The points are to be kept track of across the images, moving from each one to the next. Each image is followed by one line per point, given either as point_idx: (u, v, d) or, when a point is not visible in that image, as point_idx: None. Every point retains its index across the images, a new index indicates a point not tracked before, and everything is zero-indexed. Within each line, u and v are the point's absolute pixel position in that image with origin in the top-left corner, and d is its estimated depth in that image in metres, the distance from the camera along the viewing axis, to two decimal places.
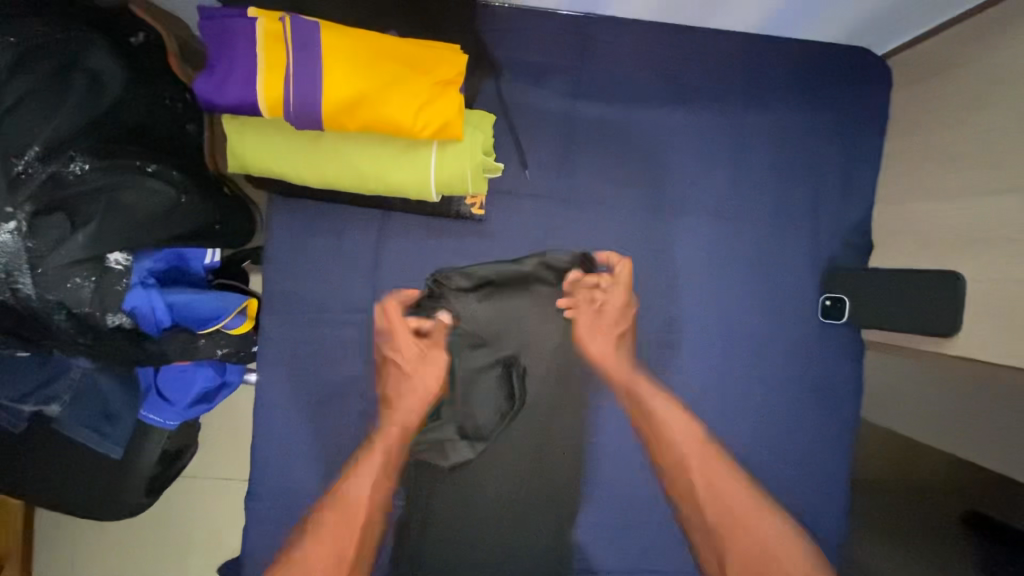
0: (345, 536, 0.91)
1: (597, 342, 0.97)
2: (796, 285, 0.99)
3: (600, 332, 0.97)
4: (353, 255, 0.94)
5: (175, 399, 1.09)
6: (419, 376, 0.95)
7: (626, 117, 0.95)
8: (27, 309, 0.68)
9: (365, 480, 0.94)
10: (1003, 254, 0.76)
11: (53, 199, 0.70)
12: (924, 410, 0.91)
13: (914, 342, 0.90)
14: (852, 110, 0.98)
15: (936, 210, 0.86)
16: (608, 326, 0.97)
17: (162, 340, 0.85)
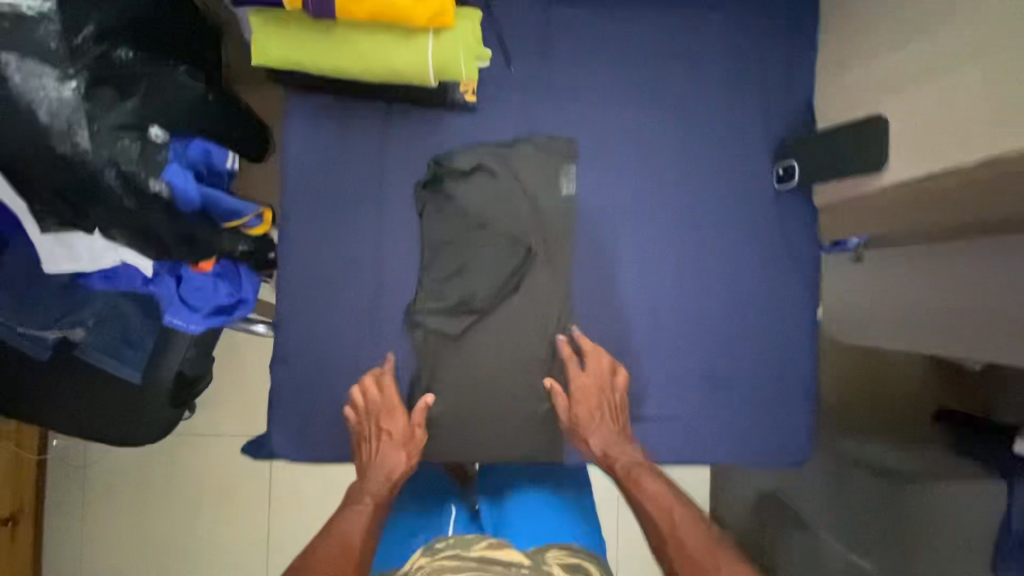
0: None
1: (592, 433, 0.99)
2: (759, 160, 1.06)
3: (587, 410, 1.00)
4: (356, 146, 1.00)
5: (197, 306, 1.19)
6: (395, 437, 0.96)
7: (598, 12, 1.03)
8: (83, 162, 0.78)
9: (352, 526, 0.85)
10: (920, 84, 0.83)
11: (103, 74, 0.82)
12: (895, 292, 1.12)
13: (863, 187, 0.96)
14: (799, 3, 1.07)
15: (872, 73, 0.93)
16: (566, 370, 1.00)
17: (192, 220, 0.97)
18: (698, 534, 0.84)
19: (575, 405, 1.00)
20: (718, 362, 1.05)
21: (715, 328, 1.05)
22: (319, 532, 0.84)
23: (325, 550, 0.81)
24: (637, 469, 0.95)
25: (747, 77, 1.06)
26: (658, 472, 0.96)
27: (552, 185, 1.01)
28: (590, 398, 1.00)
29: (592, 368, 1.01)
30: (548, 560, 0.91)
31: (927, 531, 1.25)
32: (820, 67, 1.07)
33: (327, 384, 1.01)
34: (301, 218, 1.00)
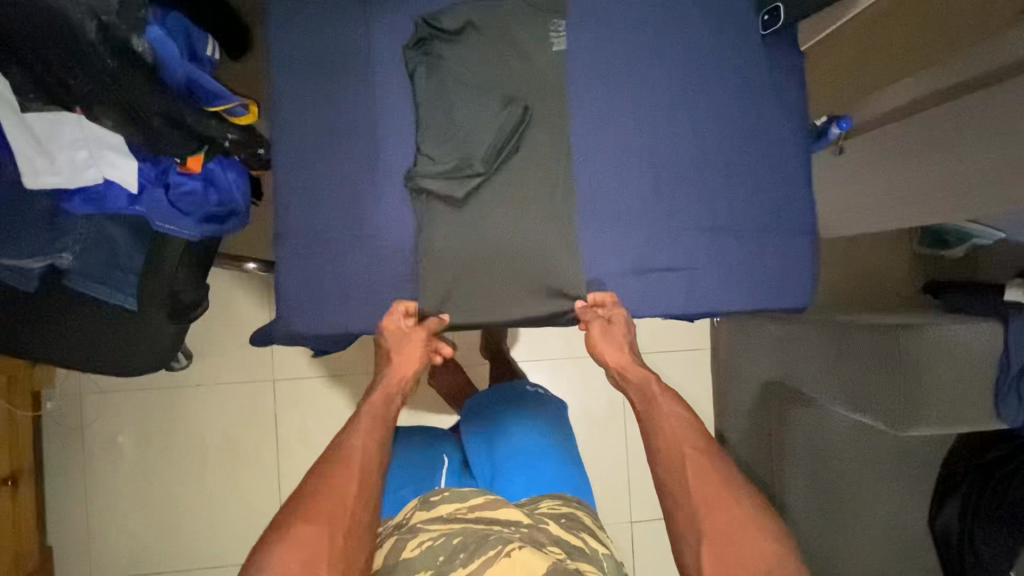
0: (344, 488, 0.80)
1: (609, 353, 1.04)
2: (746, 7, 1.07)
3: (612, 339, 1.03)
4: (338, 19, 0.99)
5: (189, 210, 1.15)
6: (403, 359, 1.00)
7: None
8: (58, 9, 0.73)
9: (360, 434, 0.88)
10: None
11: None
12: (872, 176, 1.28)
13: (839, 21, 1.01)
14: None
15: None
16: (613, 335, 1.03)
17: (176, 96, 0.95)
18: (710, 468, 0.84)
19: (605, 329, 1.03)
20: (717, 204, 1.06)
21: (713, 173, 1.06)
22: (335, 438, 0.88)
23: (338, 457, 0.84)
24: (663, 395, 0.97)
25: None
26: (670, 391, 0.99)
27: (539, 43, 1.00)
28: (617, 333, 1.03)
29: (619, 323, 1.03)
30: (541, 512, 1.04)
31: (927, 387, 1.23)
32: None
33: (330, 253, 1.00)
34: (292, 92, 0.99)
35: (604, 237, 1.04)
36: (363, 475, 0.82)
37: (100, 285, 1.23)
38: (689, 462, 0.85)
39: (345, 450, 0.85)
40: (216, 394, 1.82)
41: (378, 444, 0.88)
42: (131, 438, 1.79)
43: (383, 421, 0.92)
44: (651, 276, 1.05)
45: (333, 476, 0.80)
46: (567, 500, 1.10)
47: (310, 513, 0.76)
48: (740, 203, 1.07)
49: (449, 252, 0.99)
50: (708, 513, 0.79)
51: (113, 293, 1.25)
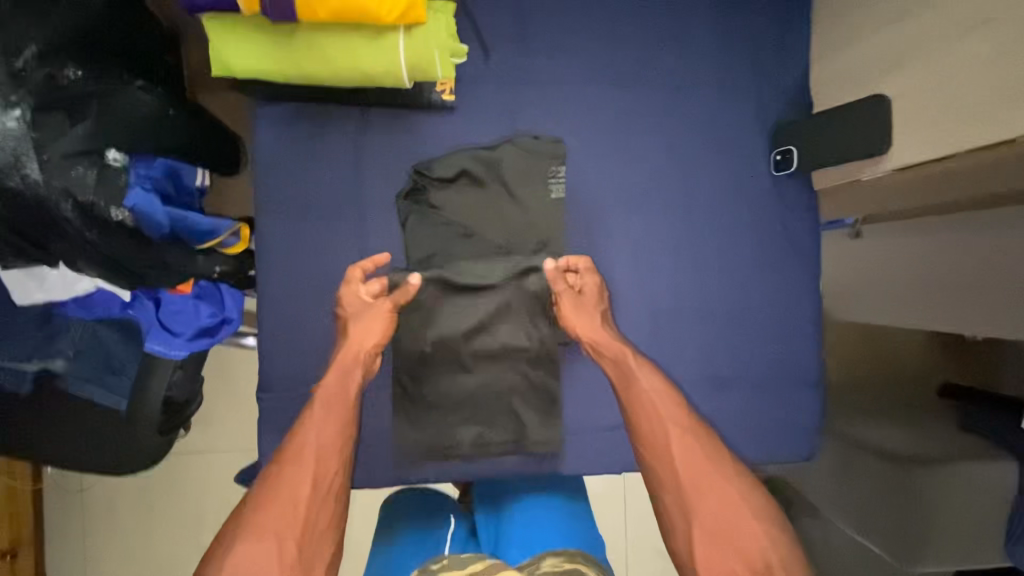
0: (294, 493, 0.71)
1: (586, 322, 0.92)
2: (756, 147, 1.02)
3: (584, 311, 0.92)
4: (331, 163, 0.96)
5: (179, 329, 1.14)
6: (362, 327, 0.88)
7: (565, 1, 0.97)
8: (34, 195, 0.72)
9: (314, 427, 0.79)
10: (926, 61, 0.79)
11: (49, 97, 0.75)
12: None
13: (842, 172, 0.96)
14: None
15: (875, 46, 0.87)
16: (586, 305, 0.92)
17: (161, 246, 0.92)
18: (698, 451, 0.77)
19: (577, 299, 0.93)
20: (717, 354, 1.01)
21: (715, 320, 1.02)
22: (288, 434, 0.80)
23: (289, 456, 0.76)
24: (641, 367, 0.87)
25: (740, 57, 1.00)
26: (647, 360, 0.89)
27: (537, 192, 0.97)
28: (590, 303, 0.92)
29: (591, 289, 0.94)
30: (539, 574, 0.78)
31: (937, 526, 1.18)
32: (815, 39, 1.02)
33: (311, 399, 0.97)
34: (280, 238, 0.96)
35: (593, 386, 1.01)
36: (317, 474, 0.74)
37: (92, 386, 1.25)
38: (675, 445, 0.78)
39: (297, 445, 0.77)
40: (214, 462, 1.83)
41: (331, 433, 0.79)
42: (128, 504, 1.81)
43: (344, 406, 0.82)
44: None
45: (284, 480, 0.72)
46: (573, 557, 0.82)
47: (258, 531, 0.67)
48: (742, 352, 1.02)
49: (435, 400, 0.97)
50: (695, 499, 0.73)
51: (107, 394, 1.26)
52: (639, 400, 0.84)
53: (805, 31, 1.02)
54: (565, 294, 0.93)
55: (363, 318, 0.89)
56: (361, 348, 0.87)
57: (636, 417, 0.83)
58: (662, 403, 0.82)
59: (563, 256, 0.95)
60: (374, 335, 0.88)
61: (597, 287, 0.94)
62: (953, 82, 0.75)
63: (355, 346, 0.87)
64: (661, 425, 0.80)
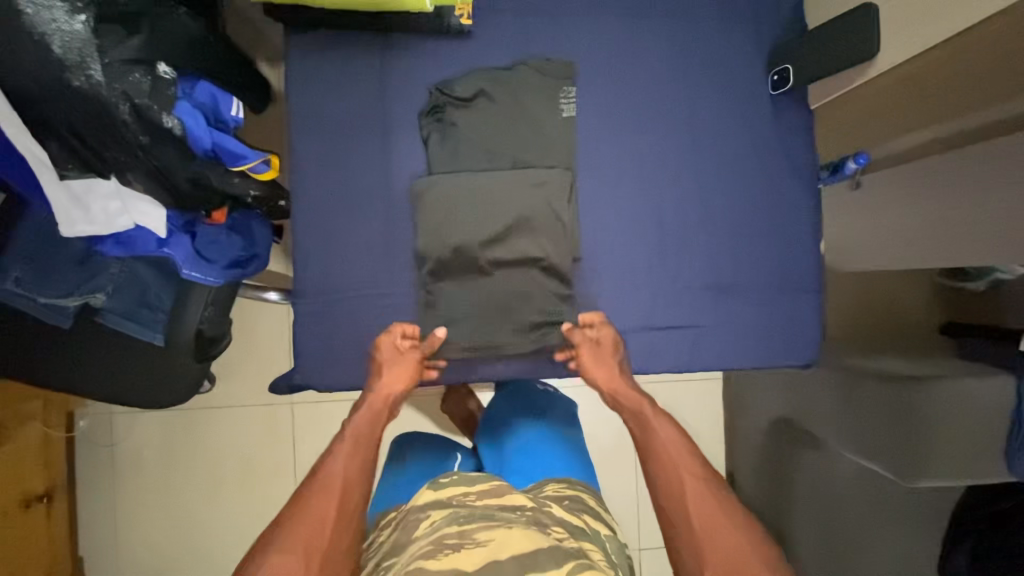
0: (321, 516, 0.76)
1: (601, 374, 0.99)
2: (753, 68, 1.08)
3: (604, 361, 1.00)
4: (358, 84, 1.03)
5: (214, 258, 1.21)
6: (393, 375, 0.97)
7: None
8: (98, 94, 0.80)
9: (340, 457, 0.84)
10: None
11: (109, 10, 0.83)
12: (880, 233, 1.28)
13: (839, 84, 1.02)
14: None
15: None
16: (602, 355, 1.01)
17: (203, 161, 0.99)
18: (713, 496, 0.80)
19: (593, 351, 1.01)
20: (724, 263, 1.08)
21: (720, 232, 1.08)
22: (318, 463, 0.85)
23: (316, 483, 0.80)
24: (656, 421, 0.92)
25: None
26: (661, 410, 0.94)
27: (550, 111, 1.03)
28: (607, 351, 1.01)
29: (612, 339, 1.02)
30: (545, 495, 1.02)
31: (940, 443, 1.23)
32: None
33: (343, 308, 1.04)
34: (312, 154, 1.04)
35: (605, 287, 1.08)
36: (342, 501, 0.78)
37: (129, 322, 1.34)
38: (687, 488, 0.82)
39: (323, 473, 0.82)
40: (238, 415, 1.90)
41: (358, 468, 0.83)
42: (155, 456, 1.87)
43: (371, 441, 0.88)
44: (652, 334, 1.06)
45: (309, 508, 0.77)
46: (571, 483, 1.08)
47: (286, 543, 0.73)
48: (745, 261, 1.09)
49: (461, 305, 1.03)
50: (710, 547, 0.75)
51: (142, 329, 1.34)
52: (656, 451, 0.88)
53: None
54: (583, 347, 1.01)
55: (391, 369, 0.98)
56: (394, 391, 0.96)
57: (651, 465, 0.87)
58: (676, 451, 0.87)
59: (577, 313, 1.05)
60: (404, 381, 0.97)
61: (613, 341, 1.02)
62: None
63: (387, 390, 0.96)
64: (676, 469, 0.84)
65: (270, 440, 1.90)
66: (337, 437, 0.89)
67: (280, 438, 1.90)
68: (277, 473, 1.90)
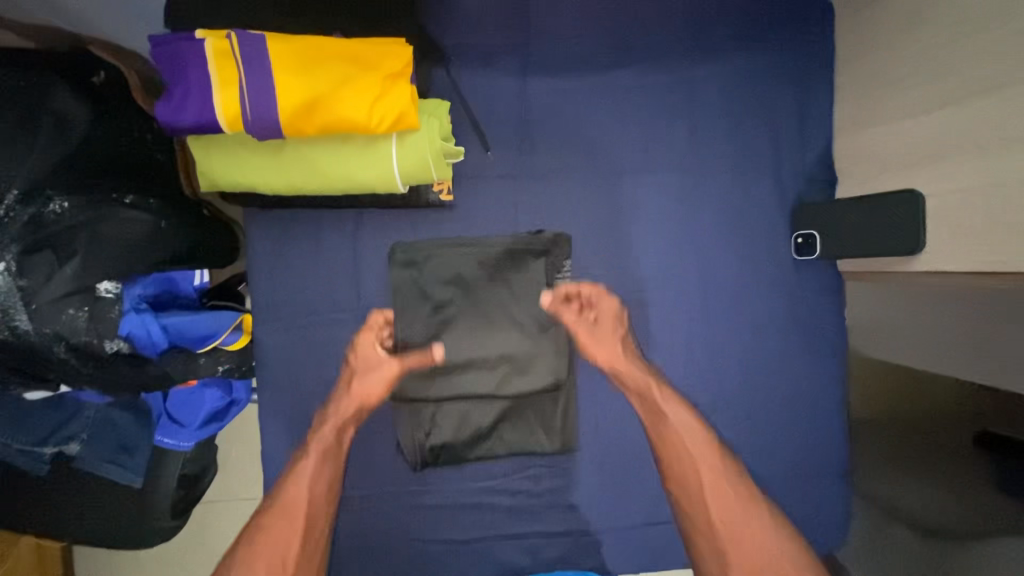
0: (284, 547, 0.78)
1: (603, 352, 0.89)
2: (772, 230, 0.97)
3: (604, 341, 0.90)
4: (331, 265, 0.94)
5: (186, 420, 1.13)
6: (361, 383, 0.88)
7: (568, 89, 0.93)
8: (27, 343, 0.72)
9: (306, 475, 0.83)
10: (969, 161, 0.72)
11: (35, 240, 0.73)
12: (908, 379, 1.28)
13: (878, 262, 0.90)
14: (803, 53, 0.94)
15: (905, 133, 0.81)
16: (605, 334, 0.90)
17: (162, 360, 0.89)
18: (729, 495, 0.82)
19: (595, 331, 0.90)
20: (737, 446, 0.99)
21: (733, 411, 0.98)
22: (280, 479, 0.85)
23: (279, 509, 0.81)
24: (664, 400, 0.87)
25: (756, 136, 0.95)
26: (672, 392, 0.89)
27: (545, 294, 0.93)
28: (606, 331, 0.90)
29: (606, 317, 0.91)
30: None
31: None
32: (835, 111, 0.95)
33: None
34: (283, 343, 0.94)
35: (604, 476, 0.97)
36: (304, 530, 0.81)
37: (107, 466, 1.26)
38: (706, 487, 0.83)
39: (285, 497, 0.82)
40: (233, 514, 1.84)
41: (325, 488, 0.84)
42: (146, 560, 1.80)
43: (333, 454, 0.86)
44: (661, 528, 0.97)
45: (275, 530, 0.79)
46: None
47: None
48: (760, 441, 0.99)
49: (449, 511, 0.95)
50: (736, 553, 0.79)
51: (122, 473, 1.27)
52: (672, 441, 0.86)
53: (827, 101, 0.95)
54: (581, 327, 0.90)
55: (369, 375, 0.89)
56: (360, 407, 0.89)
57: (668, 464, 0.87)
58: (688, 451, 0.85)
59: (562, 283, 0.93)
60: (376, 394, 0.88)
61: (620, 322, 0.91)
62: (997, 194, 0.69)
63: (354, 401, 0.88)
64: (694, 470, 0.84)
65: None
66: (300, 454, 0.86)
67: None
68: None
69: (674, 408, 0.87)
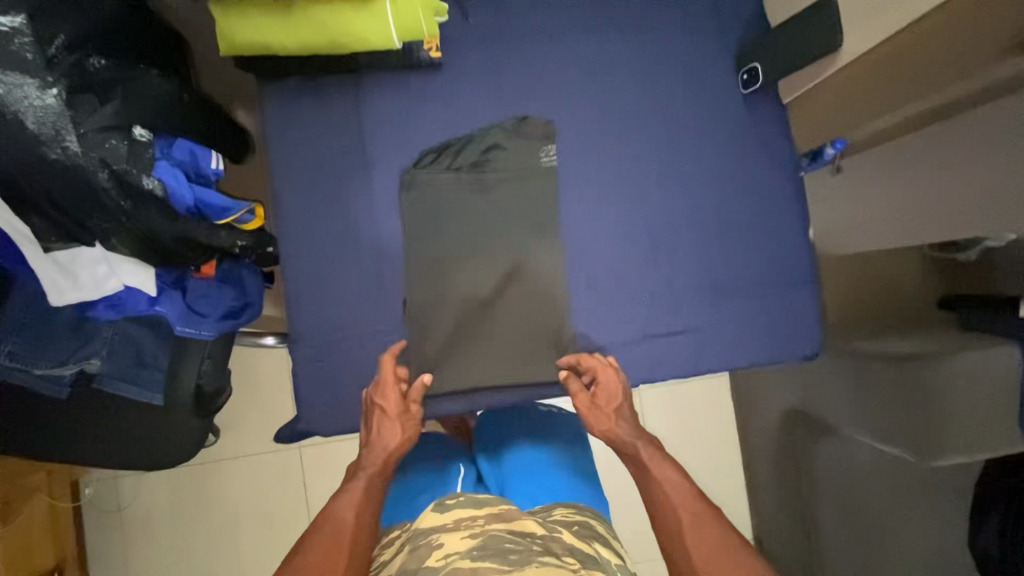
0: (330, 565, 0.78)
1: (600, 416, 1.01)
2: (719, 71, 1.12)
3: (600, 404, 1.02)
4: (335, 125, 1.05)
5: (208, 311, 1.21)
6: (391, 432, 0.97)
7: None
8: (76, 166, 0.80)
9: (349, 504, 0.87)
10: None
11: (79, 81, 0.83)
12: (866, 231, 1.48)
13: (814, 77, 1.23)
14: None
15: None
16: (603, 399, 1.02)
17: (190, 222, 0.99)
18: (713, 537, 0.82)
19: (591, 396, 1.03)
20: (714, 264, 1.10)
21: (707, 232, 1.10)
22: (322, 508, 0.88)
23: (324, 532, 0.83)
24: (652, 457, 0.95)
25: None
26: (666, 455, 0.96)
27: (530, 148, 1.06)
28: (604, 399, 1.02)
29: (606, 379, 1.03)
30: (552, 519, 0.97)
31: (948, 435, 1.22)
32: None
33: (343, 349, 1.04)
34: (297, 197, 1.04)
35: (595, 298, 1.08)
36: (350, 554, 0.81)
37: (125, 385, 1.30)
38: (687, 530, 0.84)
39: (331, 521, 0.85)
40: (243, 469, 1.82)
41: (370, 514, 0.87)
42: (158, 519, 1.79)
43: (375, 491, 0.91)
44: (654, 340, 1.08)
45: (318, 553, 0.79)
46: (580, 508, 1.03)
47: None
48: (732, 260, 1.10)
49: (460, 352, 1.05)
50: None
51: (141, 391, 1.31)
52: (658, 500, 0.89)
53: None
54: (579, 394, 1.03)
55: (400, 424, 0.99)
56: (390, 449, 0.96)
57: (655, 518, 0.89)
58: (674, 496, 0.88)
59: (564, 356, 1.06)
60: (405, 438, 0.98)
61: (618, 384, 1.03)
62: None
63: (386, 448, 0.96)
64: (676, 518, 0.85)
65: (277, 489, 1.82)
66: (341, 487, 0.91)
67: (285, 484, 1.83)
68: (282, 522, 1.81)
69: (665, 467, 0.93)
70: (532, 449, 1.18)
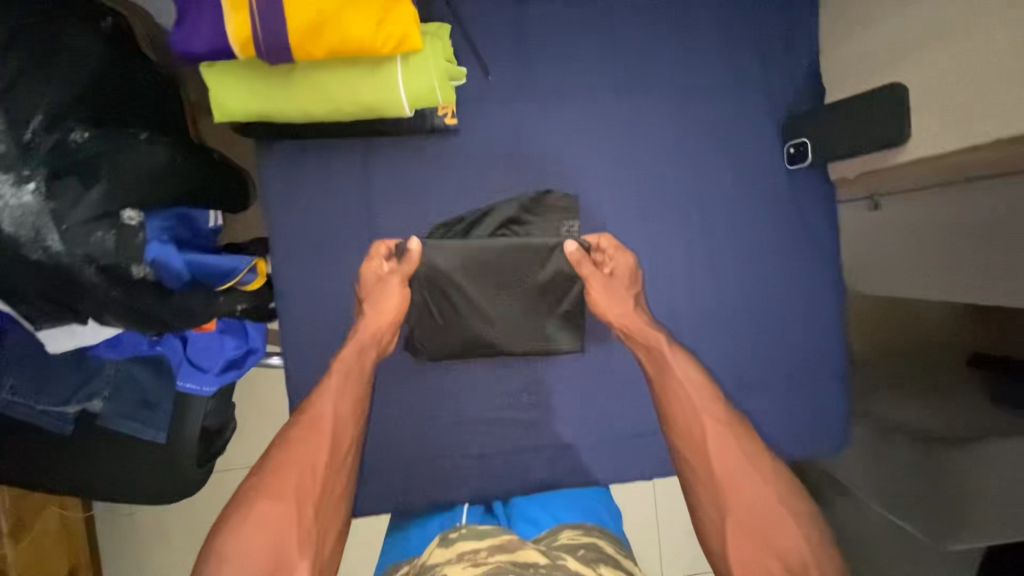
0: (312, 460, 0.88)
1: (610, 302, 1.07)
2: (729, 139, 1.17)
3: (613, 289, 1.07)
4: (343, 192, 1.11)
5: (207, 365, 1.16)
6: (382, 306, 1.05)
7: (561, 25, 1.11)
8: (60, 264, 0.74)
9: (330, 398, 0.95)
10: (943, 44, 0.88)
11: (62, 164, 0.76)
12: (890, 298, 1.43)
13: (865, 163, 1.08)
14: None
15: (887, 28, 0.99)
16: (614, 285, 1.08)
17: (186, 294, 0.92)
18: (730, 441, 0.90)
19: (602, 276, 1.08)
20: (728, 343, 1.16)
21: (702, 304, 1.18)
22: (305, 401, 0.96)
23: (306, 424, 0.91)
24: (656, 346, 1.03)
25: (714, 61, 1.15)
26: (676, 346, 1.04)
27: (552, 224, 1.11)
28: (617, 281, 1.08)
29: (620, 269, 1.09)
30: (557, 545, 0.92)
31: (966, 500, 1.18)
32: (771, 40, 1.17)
33: None
34: (313, 271, 1.12)
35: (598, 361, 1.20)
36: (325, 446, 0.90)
37: (129, 423, 1.26)
38: (709, 437, 0.91)
39: (313, 419, 0.92)
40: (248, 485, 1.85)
41: (348, 406, 0.96)
42: (164, 530, 1.81)
43: (359, 382, 1.00)
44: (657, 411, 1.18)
45: (301, 441, 0.89)
46: (587, 529, 0.98)
47: (276, 492, 0.82)
48: (709, 344, 1.16)
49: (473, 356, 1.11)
50: (729, 488, 0.85)
51: (145, 429, 1.27)
52: (675, 395, 0.97)
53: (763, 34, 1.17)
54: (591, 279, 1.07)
55: (386, 298, 1.05)
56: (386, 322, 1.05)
57: (672, 415, 0.97)
58: (695, 399, 0.96)
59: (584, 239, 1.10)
60: (389, 314, 1.05)
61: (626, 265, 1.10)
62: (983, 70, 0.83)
63: (373, 322, 1.04)
64: (696, 421, 0.93)
65: None
66: (326, 376, 0.99)
67: None
68: None
69: (679, 360, 1.01)
70: (543, 493, 1.16)
